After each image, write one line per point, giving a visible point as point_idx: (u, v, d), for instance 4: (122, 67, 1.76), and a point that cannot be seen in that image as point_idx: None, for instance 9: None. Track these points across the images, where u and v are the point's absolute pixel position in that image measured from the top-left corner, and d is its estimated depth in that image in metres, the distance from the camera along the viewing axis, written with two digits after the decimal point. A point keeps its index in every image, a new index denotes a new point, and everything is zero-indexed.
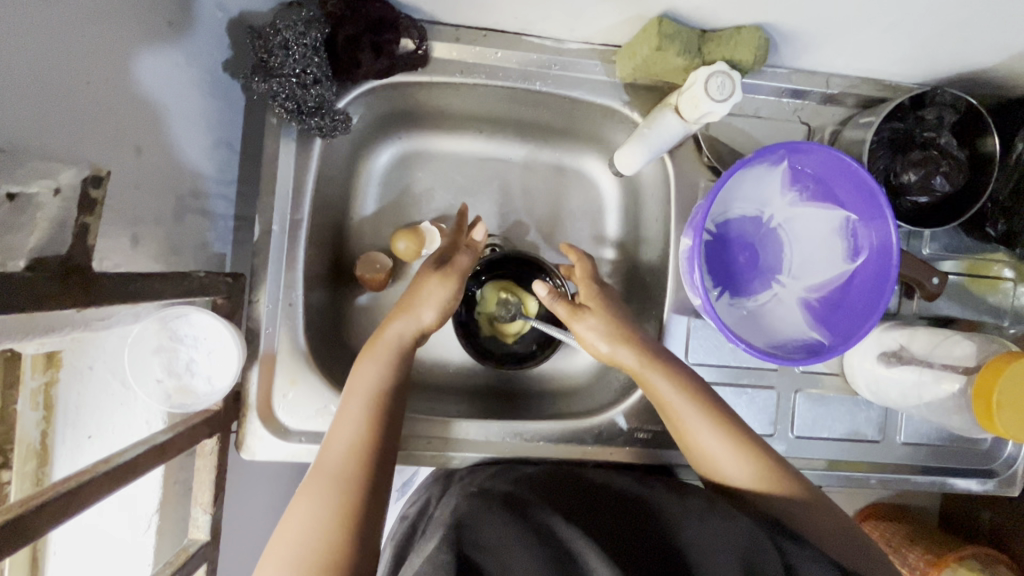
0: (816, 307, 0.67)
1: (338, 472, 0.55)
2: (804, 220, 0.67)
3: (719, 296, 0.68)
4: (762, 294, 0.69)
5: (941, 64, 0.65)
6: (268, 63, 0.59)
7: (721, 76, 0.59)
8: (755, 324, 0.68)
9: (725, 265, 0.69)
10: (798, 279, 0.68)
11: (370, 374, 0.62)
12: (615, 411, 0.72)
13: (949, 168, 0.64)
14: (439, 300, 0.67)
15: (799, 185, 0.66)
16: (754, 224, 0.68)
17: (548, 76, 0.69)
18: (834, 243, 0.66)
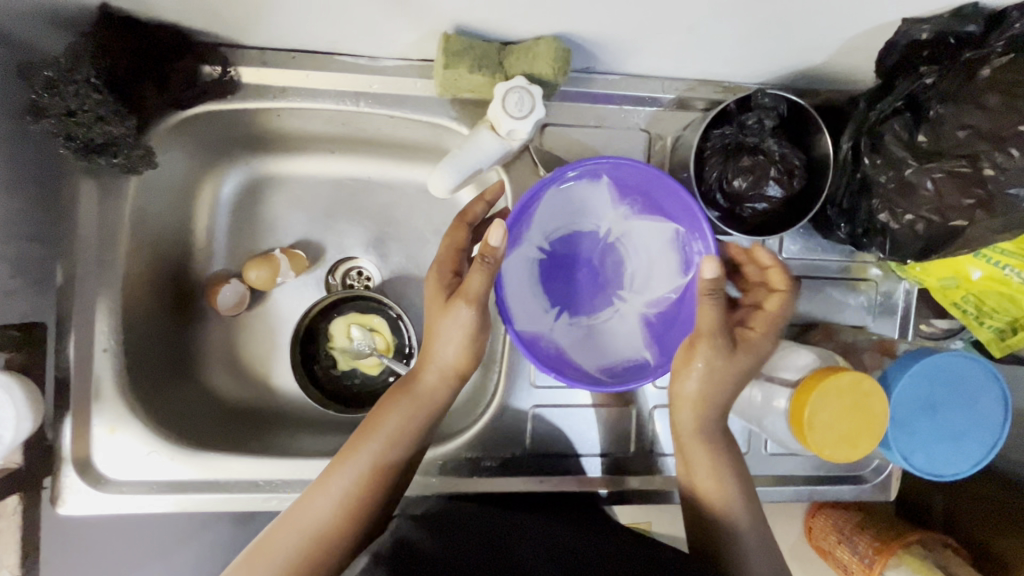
0: (655, 323, 0.65)
1: (323, 519, 0.56)
2: (638, 233, 0.65)
3: (557, 316, 0.66)
4: (602, 311, 0.66)
5: (768, 64, 0.63)
6: (41, 101, 0.56)
7: (518, 92, 0.56)
8: (594, 343, 0.66)
9: (562, 283, 0.66)
10: (638, 295, 0.66)
11: (392, 422, 0.60)
12: (459, 439, 0.68)
13: (780, 173, 0.62)
14: (466, 334, 0.58)
15: (629, 198, 0.64)
16: (591, 239, 0.66)
17: (368, 95, 0.66)
18: (668, 256, 0.64)
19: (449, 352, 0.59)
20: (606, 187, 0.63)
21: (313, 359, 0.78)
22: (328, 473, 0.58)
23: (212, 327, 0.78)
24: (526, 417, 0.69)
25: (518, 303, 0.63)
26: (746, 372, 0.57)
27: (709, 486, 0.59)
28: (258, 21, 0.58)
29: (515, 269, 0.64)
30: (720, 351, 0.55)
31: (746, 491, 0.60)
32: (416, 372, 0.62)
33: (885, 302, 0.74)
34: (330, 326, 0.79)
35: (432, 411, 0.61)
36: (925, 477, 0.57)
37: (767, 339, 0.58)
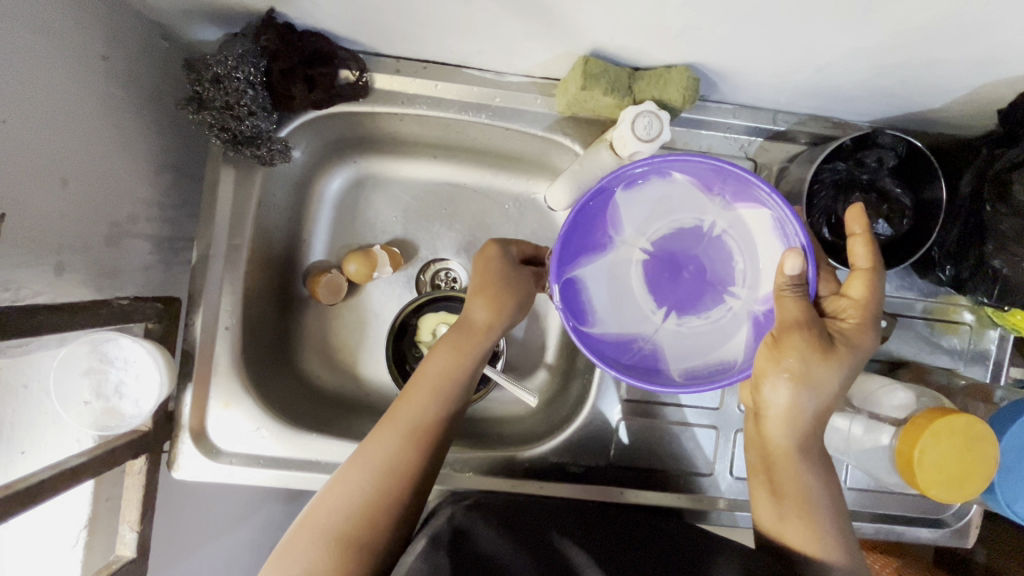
0: (767, 321, 0.60)
1: (387, 457, 0.58)
2: (745, 223, 0.60)
3: (663, 316, 0.64)
4: (713, 309, 0.63)
5: (887, 105, 0.64)
6: (203, 95, 0.61)
7: (648, 116, 0.58)
8: (702, 345, 0.63)
9: (667, 283, 0.64)
10: (751, 290, 0.61)
11: (438, 362, 0.64)
12: (547, 444, 0.73)
13: (890, 212, 0.63)
14: (490, 295, 0.66)
15: (725, 184, 0.59)
16: (696, 234, 0.62)
17: (489, 108, 0.70)
18: (777, 245, 0.58)
19: (480, 308, 0.65)
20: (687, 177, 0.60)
21: (405, 356, 0.81)
22: (369, 440, 0.60)
23: (312, 314, 0.82)
24: (617, 428, 0.73)
25: (601, 309, 0.64)
26: (844, 375, 0.53)
27: (790, 509, 0.58)
28: (404, 34, 0.62)
29: (600, 274, 0.64)
30: (816, 353, 0.52)
31: (834, 507, 0.58)
32: (461, 322, 0.66)
33: (977, 346, 0.74)
34: (419, 321, 0.80)
35: (476, 353, 0.65)
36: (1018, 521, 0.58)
37: (865, 331, 0.55)
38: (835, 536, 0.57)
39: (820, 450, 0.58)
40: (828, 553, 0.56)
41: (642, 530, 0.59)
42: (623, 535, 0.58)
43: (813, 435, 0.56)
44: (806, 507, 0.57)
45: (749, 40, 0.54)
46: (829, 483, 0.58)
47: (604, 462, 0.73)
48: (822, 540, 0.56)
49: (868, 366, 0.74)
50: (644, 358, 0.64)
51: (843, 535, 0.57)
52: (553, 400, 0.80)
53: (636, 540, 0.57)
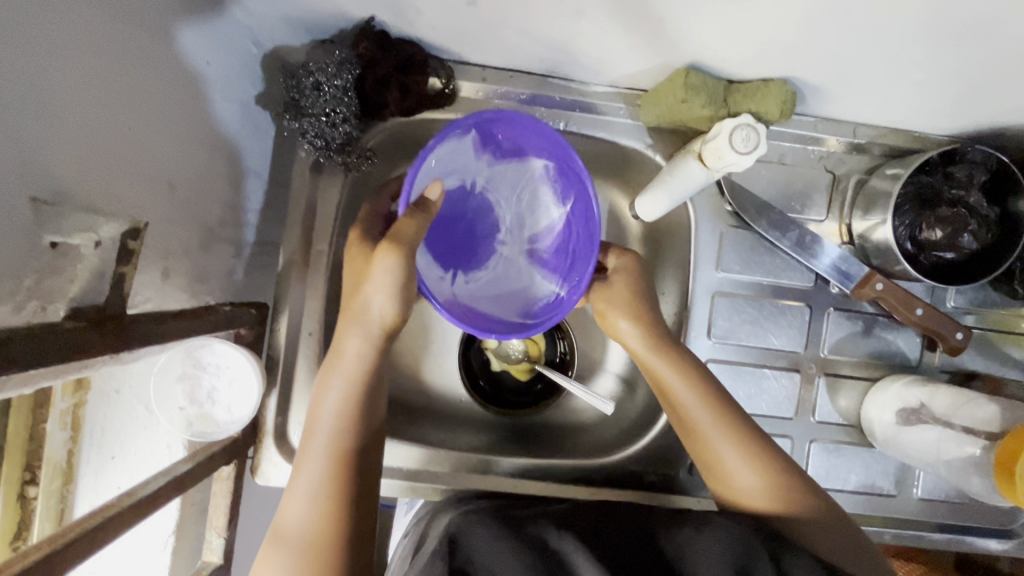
0: (543, 257, 0.72)
1: (319, 458, 0.56)
2: (500, 179, 0.70)
3: (456, 278, 0.70)
4: (486, 260, 0.72)
5: (974, 119, 0.65)
6: (300, 103, 0.62)
7: (746, 129, 0.59)
8: (498, 291, 0.71)
9: (448, 246, 0.69)
10: (512, 238, 0.72)
11: (350, 352, 0.59)
12: (624, 453, 0.74)
13: (977, 227, 0.64)
14: (387, 284, 0.57)
15: (492, 147, 0.67)
16: (462, 193, 0.69)
17: (572, 117, 0.70)
18: (541, 194, 0.71)
19: (383, 299, 0.58)
20: (473, 141, 0.66)
21: (472, 361, 0.82)
22: (296, 478, 0.57)
23: None
24: None
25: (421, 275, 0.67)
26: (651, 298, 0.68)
27: (727, 464, 0.60)
28: (500, 44, 0.62)
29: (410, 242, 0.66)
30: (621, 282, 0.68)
31: (772, 458, 0.60)
32: (343, 349, 0.60)
33: None
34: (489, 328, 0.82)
35: (382, 340, 0.60)
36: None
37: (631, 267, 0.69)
38: (797, 501, 0.58)
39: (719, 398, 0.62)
40: (798, 504, 0.58)
41: (632, 517, 0.58)
42: (617, 523, 0.56)
43: (705, 377, 0.63)
44: (750, 460, 0.60)
45: (855, 54, 0.55)
46: (761, 440, 0.61)
47: (678, 470, 0.74)
48: (776, 492, 0.59)
49: (940, 377, 0.75)
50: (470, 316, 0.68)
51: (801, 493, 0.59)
52: (619, 407, 0.81)
53: (627, 526, 0.56)
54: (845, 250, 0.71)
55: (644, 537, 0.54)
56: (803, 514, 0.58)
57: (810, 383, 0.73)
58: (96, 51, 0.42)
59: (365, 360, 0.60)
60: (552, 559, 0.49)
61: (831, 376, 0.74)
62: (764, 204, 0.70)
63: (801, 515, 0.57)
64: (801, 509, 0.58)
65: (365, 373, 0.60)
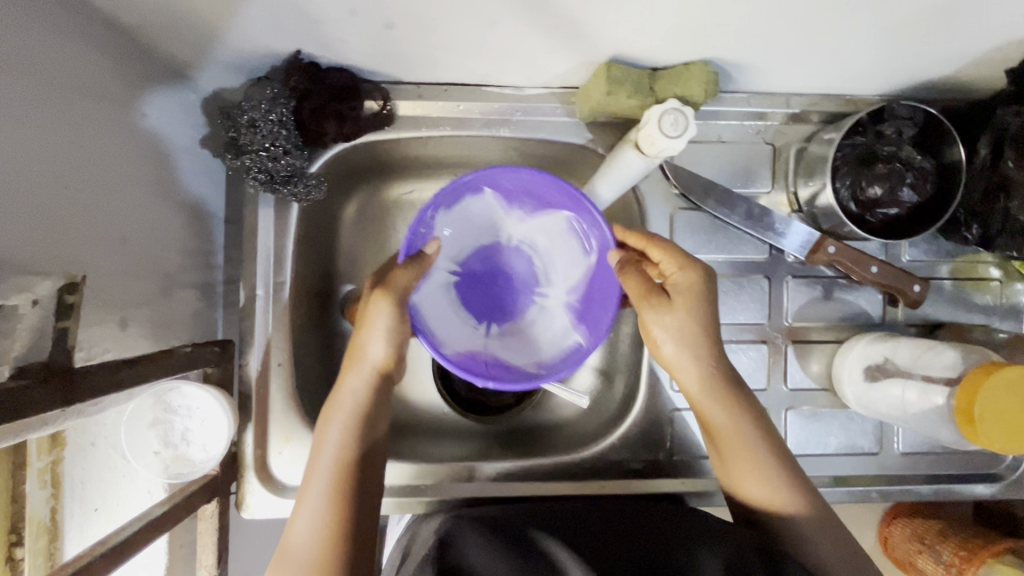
0: (580, 307, 0.74)
1: (318, 501, 0.57)
2: (536, 233, 0.74)
3: (487, 329, 0.74)
4: (524, 312, 0.76)
5: (899, 76, 0.66)
6: (238, 140, 0.63)
7: (673, 113, 0.60)
8: (529, 341, 0.74)
9: (484, 301, 0.75)
10: (556, 289, 0.75)
11: (349, 392, 0.62)
12: (603, 444, 0.74)
13: (915, 179, 0.65)
14: (382, 328, 0.62)
15: (520, 205, 0.72)
16: (500, 251, 0.75)
17: (512, 122, 0.71)
18: (570, 242, 0.73)
19: (379, 340, 0.62)
20: (499, 202, 0.72)
21: (447, 373, 0.83)
22: (297, 509, 0.58)
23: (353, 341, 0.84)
24: (671, 421, 0.74)
25: (447, 332, 0.71)
26: (703, 310, 0.62)
27: (732, 463, 0.63)
28: (427, 61, 0.63)
29: (436, 297, 0.72)
30: (681, 308, 0.62)
31: (780, 466, 0.62)
32: (342, 390, 0.62)
33: (1009, 301, 0.76)
34: None
35: (384, 379, 0.63)
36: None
37: (687, 274, 0.63)
38: (799, 500, 0.60)
39: (734, 398, 0.64)
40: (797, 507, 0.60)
41: (622, 519, 0.58)
42: (609, 525, 0.57)
43: (717, 386, 0.63)
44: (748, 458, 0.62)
45: (765, 28, 0.56)
46: (768, 443, 0.63)
47: (660, 455, 0.75)
48: (775, 490, 0.61)
49: (905, 331, 0.76)
50: (491, 367, 0.71)
51: (802, 491, 0.61)
52: (597, 399, 0.82)
53: (619, 529, 0.56)
54: (795, 219, 0.72)
55: (631, 539, 0.54)
56: (796, 513, 0.60)
57: (778, 353, 0.74)
58: (27, 122, 0.43)
59: (364, 400, 0.61)
60: (543, 562, 0.50)
61: (799, 344, 0.75)
62: (708, 183, 0.71)
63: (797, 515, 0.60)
64: (795, 506, 0.60)
65: (366, 412, 0.61)
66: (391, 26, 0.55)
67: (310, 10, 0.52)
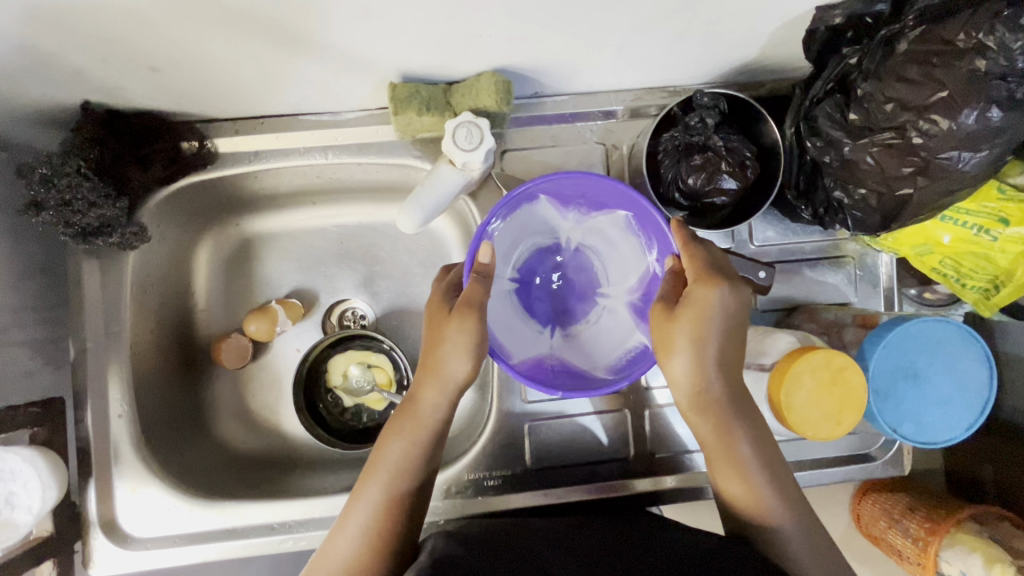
0: (642, 305, 0.67)
1: (362, 521, 0.57)
2: (596, 232, 0.68)
3: (553, 333, 0.69)
4: (588, 314, 0.70)
5: (708, 63, 0.65)
6: (37, 198, 0.61)
7: (467, 125, 0.59)
8: (593, 344, 0.68)
9: (544, 304, 0.70)
10: (619, 288, 0.69)
11: (426, 406, 0.60)
12: (460, 465, 0.72)
13: (732, 166, 0.63)
14: (466, 345, 0.58)
15: (573, 206, 0.67)
16: (558, 253, 0.70)
17: (335, 147, 0.71)
18: (631, 241, 0.67)
19: (462, 361, 0.58)
20: (549, 205, 0.67)
21: (317, 402, 0.82)
22: (337, 528, 0.58)
23: (222, 379, 0.83)
24: (528, 433, 0.73)
25: (512, 338, 0.67)
26: (735, 317, 0.54)
27: (731, 474, 0.56)
28: (225, 97, 0.63)
29: (497, 306, 0.67)
30: (694, 319, 0.54)
31: (780, 484, 0.56)
32: (421, 403, 0.60)
33: (865, 276, 0.74)
34: (331, 363, 0.83)
35: (445, 402, 0.60)
36: (956, 440, 0.57)
37: (707, 287, 0.54)
38: (796, 516, 0.55)
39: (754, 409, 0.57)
40: (798, 522, 0.55)
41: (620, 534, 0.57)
42: (601, 544, 0.55)
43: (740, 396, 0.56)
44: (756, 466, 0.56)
45: (535, 33, 0.55)
46: (777, 456, 0.58)
47: (523, 468, 0.73)
48: (767, 499, 0.56)
49: (762, 318, 0.74)
50: (560, 372, 0.66)
51: (802, 507, 0.56)
52: (469, 416, 0.81)
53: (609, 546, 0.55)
54: None
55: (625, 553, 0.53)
56: (786, 521, 0.55)
57: None
58: None
59: (428, 418, 0.60)
60: None
61: None
62: None
63: (789, 531, 0.55)
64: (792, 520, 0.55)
65: (422, 432, 0.60)
66: (156, 68, 0.55)
67: (66, 62, 0.53)
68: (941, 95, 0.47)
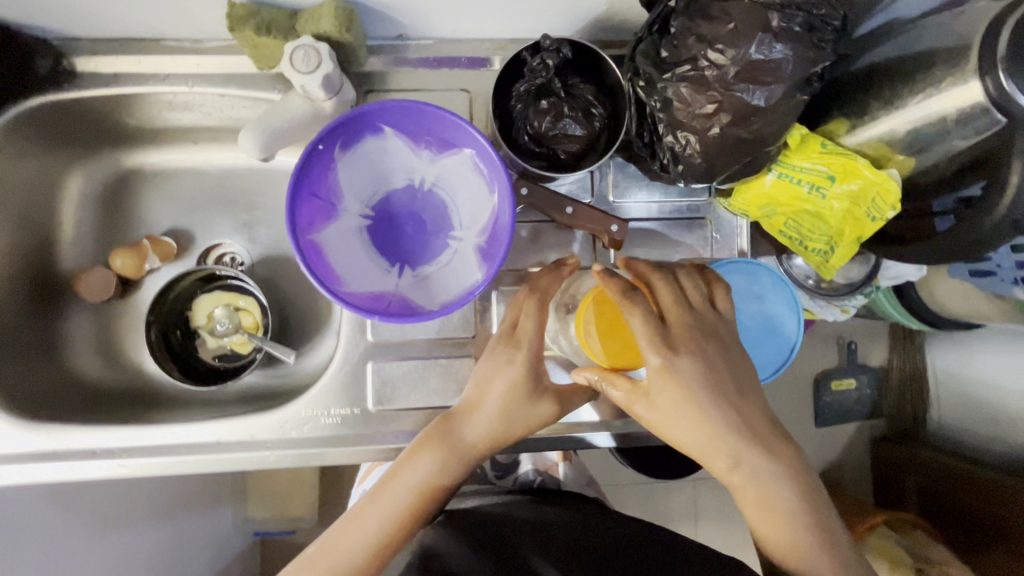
0: (488, 247, 0.67)
1: (383, 513, 0.60)
2: (448, 172, 0.68)
3: (398, 272, 0.69)
4: (437, 255, 0.69)
5: (563, 13, 0.66)
6: None
7: (303, 48, 0.60)
8: (437, 285, 0.68)
9: (395, 242, 0.69)
10: (469, 229, 0.69)
11: (483, 426, 0.62)
12: (298, 402, 0.69)
13: (575, 111, 0.65)
14: (541, 417, 0.62)
15: (424, 144, 0.67)
16: (410, 192, 0.70)
17: (198, 75, 0.70)
18: (478, 182, 0.67)
19: (548, 409, 0.62)
20: (400, 140, 0.67)
21: (181, 340, 0.81)
22: (362, 511, 0.61)
23: (82, 312, 0.82)
24: (371, 373, 0.70)
25: (351, 271, 0.67)
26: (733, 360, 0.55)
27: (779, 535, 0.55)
28: (74, 10, 0.63)
29: (339, 238, 0.67)
30: (677, 386, 0.52)
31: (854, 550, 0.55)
32: (466, 428, 0.62)
33: (722, 240, 0.75)
34: (196, 303, 0.82)
35: (537, 427, 0.63)
36: (763, 381, 0.60)
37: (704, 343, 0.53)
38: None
39: (769, 432, 0.55)
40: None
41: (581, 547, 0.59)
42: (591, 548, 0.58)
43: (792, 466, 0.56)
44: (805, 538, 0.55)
45: None
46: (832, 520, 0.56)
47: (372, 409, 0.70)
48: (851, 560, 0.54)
49: None
50: (397, 308, 0.66)
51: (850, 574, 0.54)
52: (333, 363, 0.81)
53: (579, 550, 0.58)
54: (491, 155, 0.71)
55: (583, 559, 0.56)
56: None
57: (486, 301, 0.72)
58: None
59: (467, 448, 0.62)
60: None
61: (508, 288, 0.72)
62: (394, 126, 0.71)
63: None
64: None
65: (452, 459, 0.62)
66: None
67: None
68: (731, 26, 0.49)
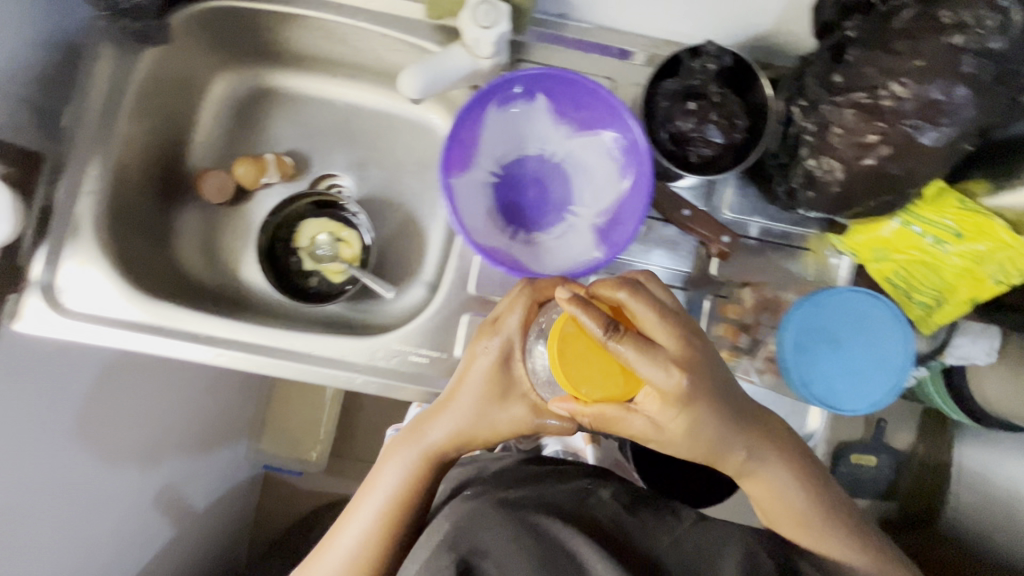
0: (606, 228, 0.69)
1: (368, 510, 0.61)
2: (581, 151, 0.71)
3: (513, 234, 0.71)
4: (553, 227, 0.72)
5: (728, 24, 0.69)
6: None
7: (484, 4, 0.64)
8: (549, 254, 0.71)
9: (515, 206, 0.72)
10: (589, 208, 0.71)
11: (446, 427, 0.62)
12: (393, 334, 0.72)
13: (720, 118, 0.67)
14: (520, 417, 0.60)
15: (567, 119, 0.70)
16: (540, 162, 0.73)
17: (366, 11, 0.74)
18: (611, 165, 0.69)
19: (527, 410, 0.60)
20: (545, 111, 0.70)
21: (280, 255, 0.85)
22: (356, 503, 0.63)
23: (193, 209, 0.85)
24: (464, 324, 0.72)
25: (473, 221, 0.69)
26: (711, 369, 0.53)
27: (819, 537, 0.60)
28: None
29: (468, 189, 0.70)
30: (671, 405, 0.50)
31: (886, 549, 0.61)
32: (429, 428, 0.62)
33: (824, 274, 0.76)
34: (302, 224, 0.85)
35: (516, 432, 0.61)
36: (858, 413, 0.61)
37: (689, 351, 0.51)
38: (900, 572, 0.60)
39: (795, 441, 0.59)
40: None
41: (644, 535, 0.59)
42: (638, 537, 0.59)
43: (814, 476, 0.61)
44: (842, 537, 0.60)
45: None
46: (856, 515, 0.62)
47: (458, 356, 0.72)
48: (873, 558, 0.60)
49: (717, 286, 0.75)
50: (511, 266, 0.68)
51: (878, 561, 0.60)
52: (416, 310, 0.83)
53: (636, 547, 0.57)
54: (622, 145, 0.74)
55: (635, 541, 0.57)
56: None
57: None
58: None
59: (442, 447, 0.62)
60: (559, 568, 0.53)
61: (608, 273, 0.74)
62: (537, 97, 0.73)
63: None
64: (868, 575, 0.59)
65: (425, 459, 0.62)
66: None
67: None
68: (919, 63, 0.50)
